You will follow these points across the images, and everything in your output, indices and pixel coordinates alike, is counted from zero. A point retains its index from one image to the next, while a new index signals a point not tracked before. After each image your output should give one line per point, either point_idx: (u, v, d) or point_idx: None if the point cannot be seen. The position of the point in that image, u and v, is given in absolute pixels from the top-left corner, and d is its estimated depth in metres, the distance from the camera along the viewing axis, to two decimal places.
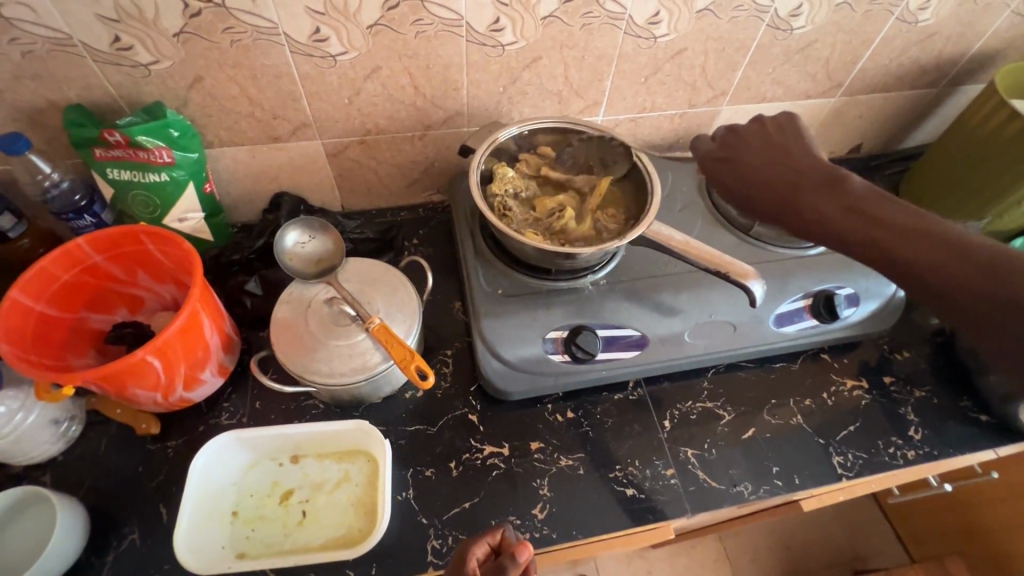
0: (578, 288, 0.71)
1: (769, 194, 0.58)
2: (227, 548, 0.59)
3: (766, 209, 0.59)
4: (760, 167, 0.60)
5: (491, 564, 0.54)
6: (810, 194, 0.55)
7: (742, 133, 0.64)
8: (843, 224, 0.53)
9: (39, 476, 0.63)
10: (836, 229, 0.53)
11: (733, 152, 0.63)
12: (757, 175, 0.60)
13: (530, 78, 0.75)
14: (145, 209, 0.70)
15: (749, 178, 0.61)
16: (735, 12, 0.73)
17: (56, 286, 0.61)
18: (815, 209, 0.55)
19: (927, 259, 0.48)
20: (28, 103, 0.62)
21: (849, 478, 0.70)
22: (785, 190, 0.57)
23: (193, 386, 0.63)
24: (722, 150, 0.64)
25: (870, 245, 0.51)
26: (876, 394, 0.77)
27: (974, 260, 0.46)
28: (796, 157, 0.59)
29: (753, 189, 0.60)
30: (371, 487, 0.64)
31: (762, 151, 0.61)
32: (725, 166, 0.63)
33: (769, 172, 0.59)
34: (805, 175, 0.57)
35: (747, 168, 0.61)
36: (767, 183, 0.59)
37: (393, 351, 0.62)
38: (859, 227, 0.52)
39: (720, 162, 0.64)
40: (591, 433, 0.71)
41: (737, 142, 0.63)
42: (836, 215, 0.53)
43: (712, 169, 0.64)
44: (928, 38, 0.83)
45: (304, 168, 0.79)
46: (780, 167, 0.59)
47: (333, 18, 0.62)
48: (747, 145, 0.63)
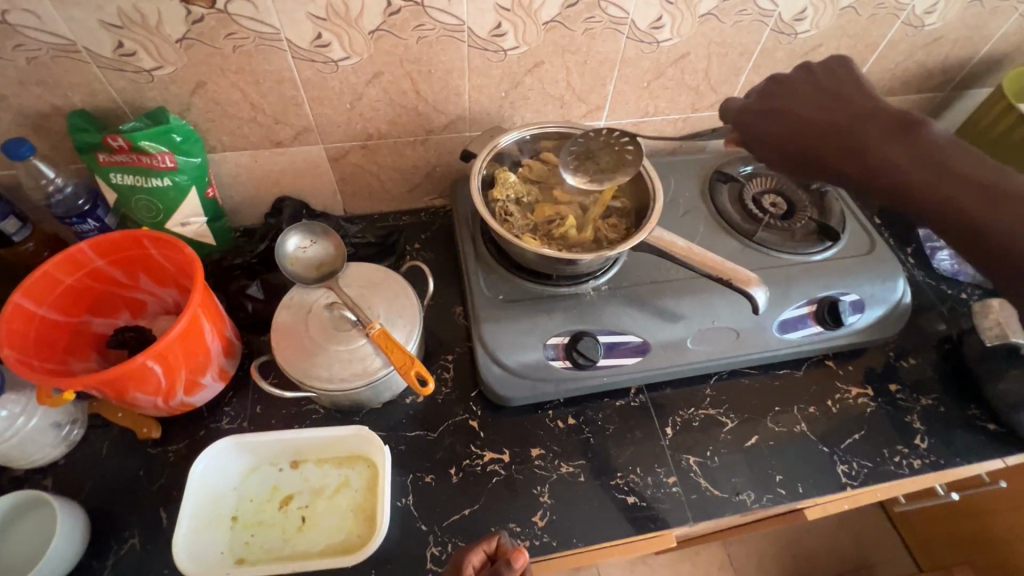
0: (580, 294, 0.71)
1: (822, 143, 0.58)
2: (227, 554, 0.59)
3: (821, 157, 0.58)
4: (814, 115, 0.59)
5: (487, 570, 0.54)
6: (876, 142, 0.54)
7: (793, 79, 0.62)
8: (909, 172, 0.52)
9: (40, 479, 0.63)
10: (900, 180, 0.52)
11: (781, 101, 0.62)
12: (811, 122, 0.59)
13: (532, 83, 0.75)
14: (147, 213, 0.70)
15: (800, 127, 0.60)
16: (738, 17, 0.72)
17: (59, 290, 0.61)
18: (881, 158, 0.54)
19: (994, 214, 0.48)
20: (33, 109, 0.63)
21: (854, 487, 0.69)
22: (843, 138, 0.56)
23: (193, 390, 0.63)
24: (770, 101, 0.63)
25: (933, 199, 0.50)
26: (881, 402, 0.76)
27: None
28: (853, 105, 0.57)
29: (805, 138, 0.59)
30: (371, 493, 0.63)
31: (815, 100, 0.60)
32: (774, 116, 0.62)
33: (824, 121, 0.58)
34: (868, 123, 0.56)
35: (799, 116, 0.60)
36: (821, 131, 0.58)
37: (393, 356, 0.62)
38: (927, 178, 0.51)
39: (768, 110, 0.63)
40: (593, 440, 0.70)
41: (787, 90, 0.62)
42: (902, 164, 0.53)
43: (755, 120, 0.63)
44: (934, 42, 0.82)
45: (306, 173, 0.79)
46: (836, 115, 0.58)
47: (335, 24, 0.62)
48: (798, 93, 0.61)
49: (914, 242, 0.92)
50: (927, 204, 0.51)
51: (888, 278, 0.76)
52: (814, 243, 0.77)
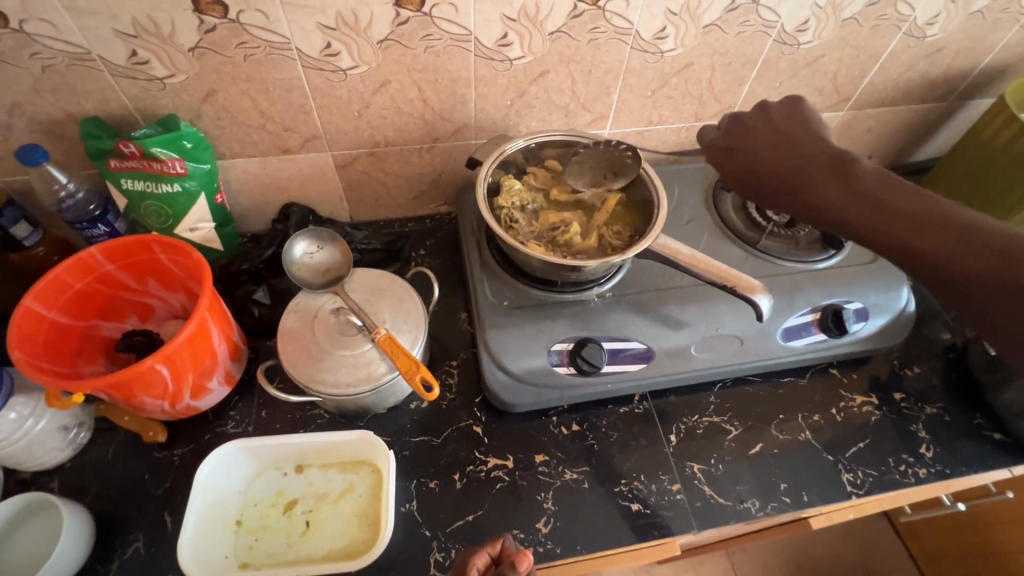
0: (585, 300, 0.71)
1: (777, 184, 0.57)
2: (231, 558, 0.59)
3: (772, 196, 0.58)
4: (765, 155, 0.59)
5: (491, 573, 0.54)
6: (820, 181, 0.54)
7: (747, 120, 0.63)
8: (851, 210, 0.52)
9: (47, 482, 0.63)
10: (842, 218, 0.52)
11: (737, 141, 0.62)
12: (762, 163, 0.59)
13: (537, 92, 0.75)
14: (157, 219, 0.71)
15: (753, 166, 0.60)
16: (741, 27, 0.73)
17: (69, 294, 0.61)
18: (824, 197, 0.54)
19: (936, 248, 0.47)
20: (47, 115, 0.64)
21: (859, 496, 0.69)
22: (791, 178, 0.56)
23: (200, 394, 0.64)
24: (728, 140, 0.63)
25: (875, 235, 0.50)
26: (885, 410, 0.76)
27: (986, 247, 0.45)
28: (801, 144, 0.58)
29: (761, 179, 0.59)
30: (375, 498, 0.63)
31: (767, 139, 0.60)
32: (730, 156, 0.62)
33: (773, 160, 0.59)
34: (813, 162, 0.56)
35: (752, 157, 0.60)
36: (774, 171, 0.58)
37: (399, 361, 0.62)
38: (868, 215, 0.51)
39: (724, 150, 0.63)
40: (597, 446, 0.70)
41: (740, 130, 0.63)
42: (846, 203, 0.52)
43: (716, 160, 0.64)
44: (936, 53, 0.83)
45: (314, 180, 0.80)
46: (786, 154, 0.58)
47: (344, 33, 0.63)
48: (753, 133, 0.62)
49: None
50: (870, 241, 0.50)
51: (891, 286, 0.76)
52: (818, 251, 0.77)
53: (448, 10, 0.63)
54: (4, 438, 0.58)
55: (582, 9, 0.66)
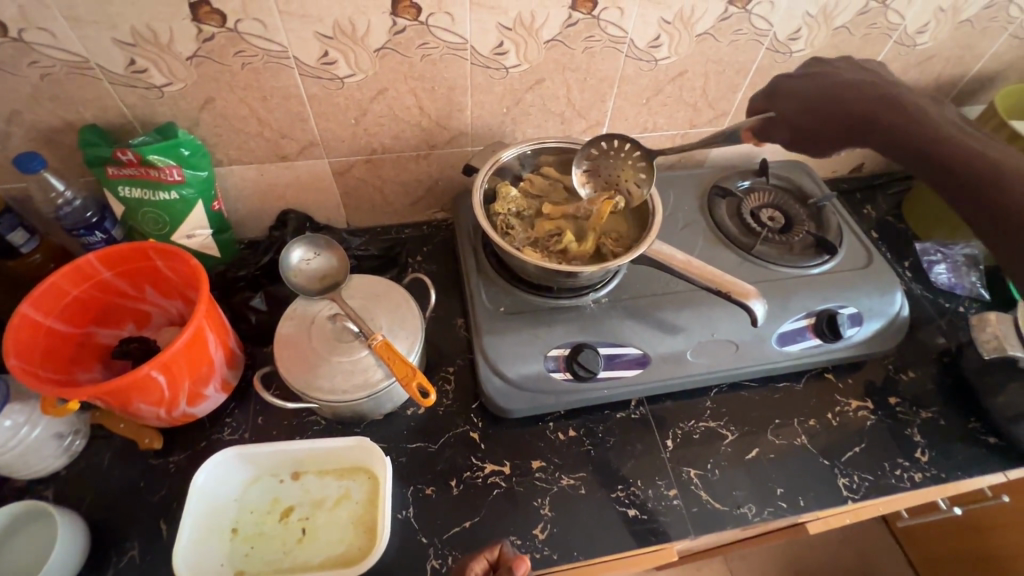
0: (581, 306, 0.72)
1: (860, 99, 0.60)
2: (226, 566, 0.59)
3: (846, 109, 0.60)
4: (853, 80, 0.62)
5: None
6: (909, 103, 0.57)
7: (838, 59, 0.66)
8: (932, 127, 0.55)
9: (42, 490, 0.63)
10: (921, 127, 0.55)
11: (826, 67, 0.65)
12: (847, 84, 0.62)
13: (533, 100, 0.76)
14: (154, 226, 0.71)
15: (838, 87, 0.62)
16: (734, 36, 0.74)
17: (66, 302, 0.61)
18: (906, 113, 0.56)
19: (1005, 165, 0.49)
20: (45, 124, 0.64)
21: (855, 500, 0.69)
22: (876, 96, 0.59)
23: (196, 401, 0.64)
24: (813, 69, 0.66)
25: (948, 146, 0.52)
26: (881, 415, 0.76)
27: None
28: (894, 80, 0.61)
29: (844, 94, 0.61)
30: (372, 505, 0.63)
31: (860, 71, 0.63)
32: (815, 76, 0.65)
33: (862, 82, 0.61)
34: (907, 91, 0.59)
35: (839, 78, 0.63)
36: (859, 91, 0.61)
37: (395, 367, 0.62)
38: (949, 133, 0.53)
39: (808, 74, 0.66)
40: (594, 452, 0.70)
41: (829, 62, 0.66)
42: (930, 120, 0.55)
43: (799, 79, 0.66)
44: (927, 61, 0.84)
45: (311, 187, 0.80)
46: (871, 81, 0.61)
47: (341, 42, 0.63)
48: (843, 65, 0.65)
49: (911, 257, 0.94)
50: (940, 148, 0.53)
51: (885, 291, 0.77)
52: (812, 257, 0.78)
53: (445, 19, 0.64)
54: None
55: (577, 18, 0.67)
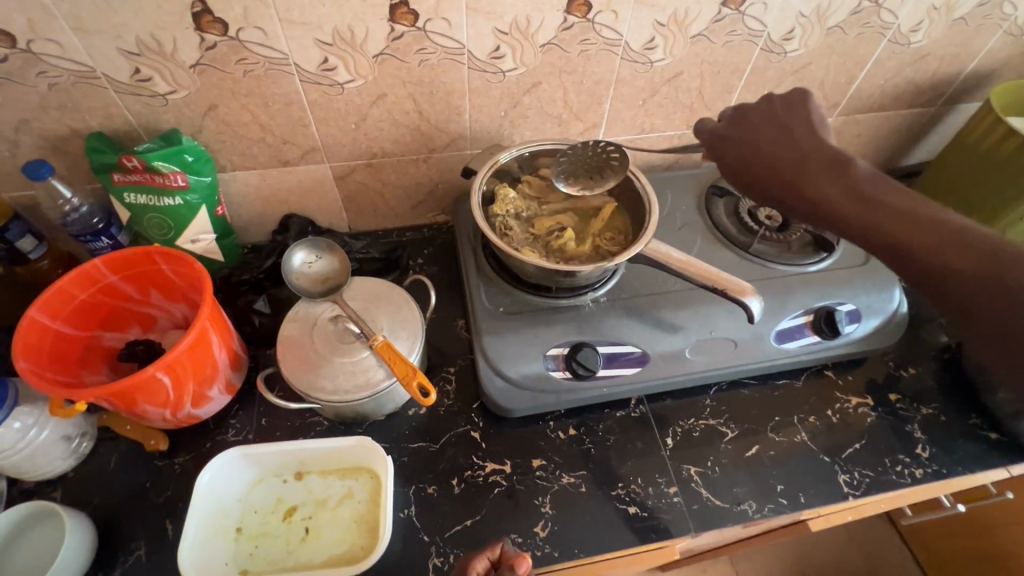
0: (580, 305, 0.72)
1: (770, 174, 0.59)
2: (230, 565, 0.60)
3: (766, 185, 0.60)
4: (765, 148, 0.61)
5: None
6: (816, 176, 0.56)
7: (752, 112, 0.64)
8: (841, 205, 0.54)
9: (50, 491, 0.64)
10: (836, 208, 0.54)
11: (742, 131, 0.64)
12: (759, 154, 0.61)
13: (530, 103, 0.77)
14: (159, 231, 0.73)
15: (753, 157, 0.62)
16: (729, 37, 0.75)
17: (73, 305, 0.63)
18: (820, 188, 0.55)
19: (920, 242, 0.48)
20: (53, 132, 0.66)
21: (856, 497, 0.69)
22: (789, 170, 0.58)
23: (201, 403, 0.65)
24: (729, 128, 0.65)
25: (869, 227, 0.51)
26: (881, 411, 0.76)
27: (968, 243, 0.47)
28: (802, 140, 0.59)
29: (756, 168, 0.61)
30: (374, 504, 0.64)
31: (771, 132, 0.62)
32: (734, 141, 0.64)
33: (774, 151, 0.60)
34: (810, 159, 0.57)
35: (755, 146, 0.62)
36: (766, 162, 0.60)
37: (396, 367, 0.63)
38: (863, 210, 0.52)
39: (729, 139, 0.64)
40: (594, 450, 0.71)
41: (746, 120, 0.64)
42: (836, 198, 0.54)
43: (718, 147, 0.65)
44: (922, 59, 0.85)
45: (313, 192, 0.81)
46: (784, 148, 0.60)
47: (341, 49, 0.65)
48: (755, 123, 0.63)
49: None
50: (863, 230, 0.52)
51: (883, 288, 0.77)
52: (810, 254, 0.78)
53: (442, 24, 0.65)
54: (8, 447, 0.58)
55: (572, 21, 0.68)
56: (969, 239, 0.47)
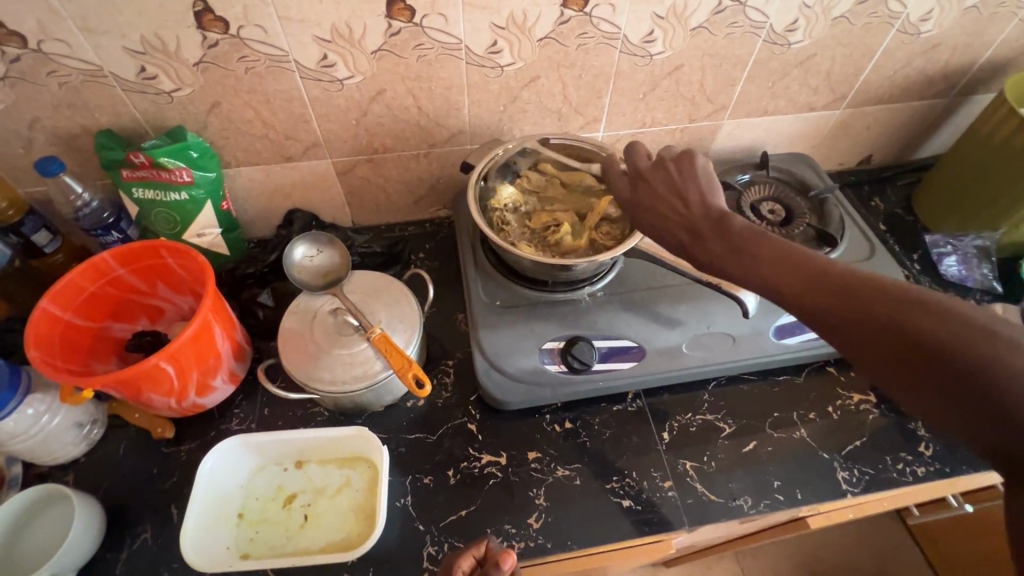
0: (576, 299, 0.73)
1: (667, 237, 0.60)
2: (232, 549, 0.61)
3: (667, 246, 0.60)
4: (659, 210, 0.61)
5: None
6: (703, 239, 0.57)
7: (646, 171, 0.64)
8: (731, 268, 0.54)
9: (62, 475, 0.67)
10: (733, 271, 0.54)
11: (637, 189, 0.64)
12: (658, 213, 0.61)
13: (529, 97, 0.77)
14: (166, 225, 0.75)
15: (651, 219, 0.62)
16: (730, 29, 0.74)
17: (83, 296, 0.65)
18: (712, 252, 0.55)
19: (800, 290, 0.48)
20: (64, 129, 0.68)
21: (855, 494, 0.69)
22: (684, 235, 0.59)
23: (205, 392, 0.67)
24: (628, 185, 0.65)
25: (760, 284, 0.51)
26: (885, 409, 0.75)
27: (840, 287, 0.46)
28: (691, 202, 0.59)
29: (654, 228, 0.61)
30: (371, 493, 0.65)
31: (664, 195, 0.61)
32: (633, 202, 0.64)
33: (666, 211, 0.61)
34: (696, 222, 0.58)
35: (650, 206, 0.62)
36: (662, 224, 0.60)
37: (393, 359, 0.65)
38: (745, 269, 0.53)
39: (628, 199, 0.65)
40: (589, 444, 0.71)
41: (639, 178, 0.64)
42: (724, 260, 0.55)
43: (622, 204, 0.65)
44: (932, 49, 0.83)
45: (316, 187, 0.83)
46: (673, 211, 0.60)
47: (340, 45, 0.66)
48: (649, 184, 0.63)
49: (921, 249, 0.94)
50: (755, 287, 0.52)
51: None
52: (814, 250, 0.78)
53: (439, 20, 0.65)
54: (22, 432, 0.61)
55: (569, 15, 0.68)
56: (842, 281, 0.47)
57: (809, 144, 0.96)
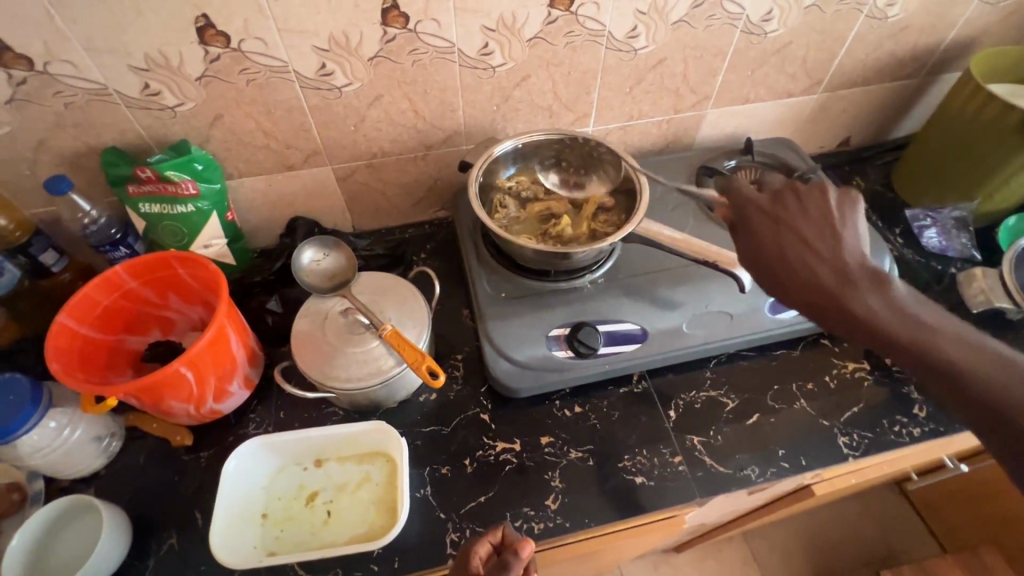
0: (578, 287, 0.75)
1: (815, 277, 0.55)
2: (258, 548, 0.62)
3: (796, 282, 0.55)
4: (812, 249, 0.56)
5: (495, 562, 0.57)
6: (859, 292, 0.53)
7: (802, 195, 0.61)
8: (893, 330, 0.50)
9: (83, 488, 0.67)
10: (893, 328, 0.51)
11: (785, 218, 0.60)
12: (812, 249, 0.56)
13: (520, 96, 0.80)
14: (174, 238, 0.76)
15: (798, 254, 0.56)
16: (709, 21, 0.77)
17: (98, 310, 0.66)
18: (867, 311, 0.52)
19: (974, 372, 0.47)
20: (69, 148, 0.69)
21: (856, 457, 0.71)
22: (833, 280, 0.54)
23: (222, 397, 0.68)
24: (775, 209, 0.61)
25: (923, 345, 0.49)
26: (879, 376, 0.78)
27: (1021, 380, 0.45)
28: (845, 244, 0.56)
29: (797, 265, 0.56)
30: (391, 486, 0.67)
31: (819, 230, 0.58)
32: (777, 226, 0.59)
33: (820, 248, 0.56)
34: (852, 273, 0.54)
35: (799, 235, 0.58)
36: (816, 262, 0.55)
37: (405, 354, 0.66)
38: (909, 337, 0.50)
39: (776, 225, 0.60)
40: (599, 425, 0.73)
41: (794, 202, 0.60)
42: (887, 321, 0.51)
43: (762, 233, 0.60)
44: (900, 32, 0.87)
45: (317, 194, 0.85)
46: (828, 249, 0.56)
47: (337, 54, 0.68)
48: (803, 211, 0.59)
49: (902, 223, 0.98)
50: (915, 352, 0.49)
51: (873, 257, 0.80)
52: None
53: (432, 25, 0.68)
54: (45, 446, 0.62)
55: (556, 15, 0.71)
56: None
57: (790, 129, 1.00)
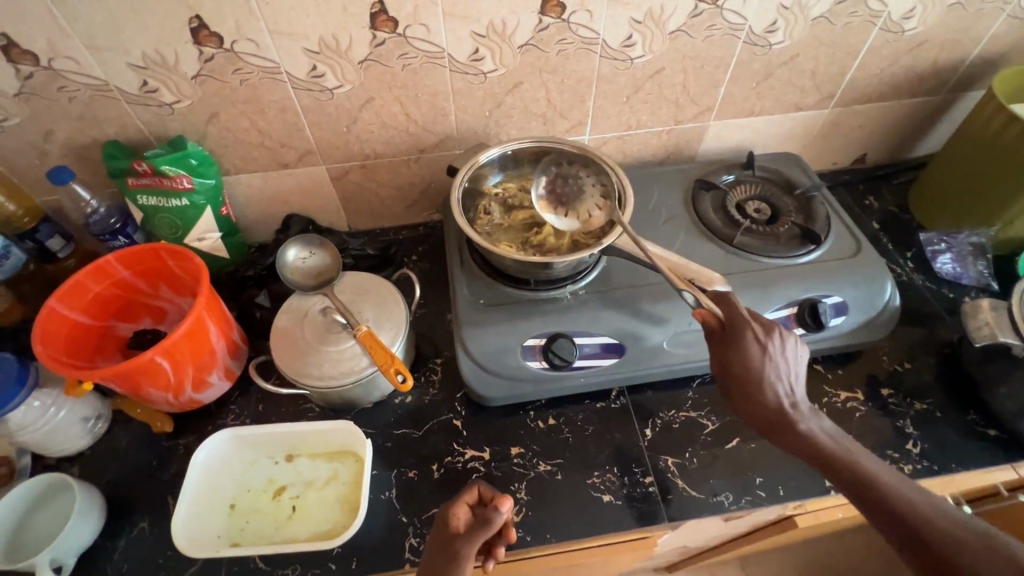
0: (560, 297, 0.74)
1: (774, 402, 0.59)
2: (222, 537, 0.64)
3: (750, 406, 0.60)
4: (779, 375, 0.60)
5: (476, 518, 0.58)
6: (808, 422, 0.58)
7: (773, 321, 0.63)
8: (836, 460, 0.56)
9: (67, 467, 0.70)
10: (827, 452, 0.56)
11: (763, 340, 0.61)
12: (777, 375, 0.60)
13: (513, 103, 0.80)
14: (170, 230, 0.79)
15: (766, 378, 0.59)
16: (708, 31, 0.75)
17: (89, 297, 0.69)
18: (814, 440, 0.57)
19: (907, 508, 0.51)
20: (74, 140, 0.72)
21: (839, 492, 0.68)
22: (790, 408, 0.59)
23: (201, 388, 0.70)
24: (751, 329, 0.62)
25: (851, 467, 0.55)
26: (872, 407, 0.76)
27: (945, 521, 0.50)
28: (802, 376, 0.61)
29: (762, 388, 0.59)
30: (357, 486, 0.67)
31: (787, 359, 0.60)
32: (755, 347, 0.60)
33: (784, 377, 0.60)
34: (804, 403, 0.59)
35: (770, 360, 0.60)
36: (779, 389, 0.59)
37: (377, 356, 0.67)
38: (851, 468, 0.55)
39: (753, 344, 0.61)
40: (571, 439, 0.72)
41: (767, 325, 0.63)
42: (831, 451, 0.56)
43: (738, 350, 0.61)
44: (918, 47, 0.83)
45: (311, 192, 0.86)
46: (790, 377, 0.60)
47: (327, 56, 0.69)
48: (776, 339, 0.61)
49: (915, 247, 0.93)
50: (855, 483, 0.54)
51: (873, 282, 0.76)
52: (798, 246, 0.79)
53: (421, 30, 0.68)
54: (29, 424, 0.65)
55: (547, 22, 0.70)
56: (947, 517, 0.51)
57: (799, 145, 0.97)
